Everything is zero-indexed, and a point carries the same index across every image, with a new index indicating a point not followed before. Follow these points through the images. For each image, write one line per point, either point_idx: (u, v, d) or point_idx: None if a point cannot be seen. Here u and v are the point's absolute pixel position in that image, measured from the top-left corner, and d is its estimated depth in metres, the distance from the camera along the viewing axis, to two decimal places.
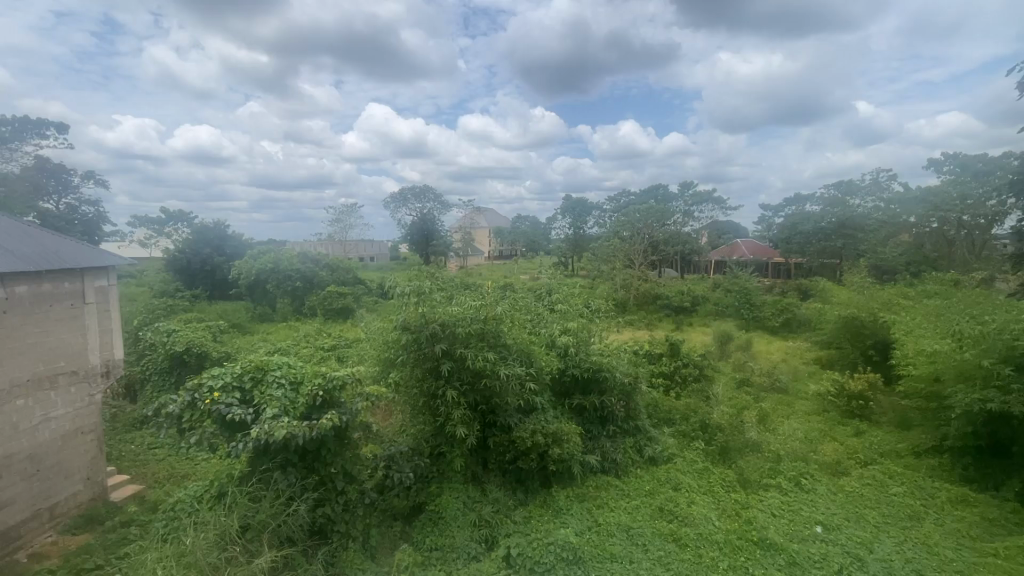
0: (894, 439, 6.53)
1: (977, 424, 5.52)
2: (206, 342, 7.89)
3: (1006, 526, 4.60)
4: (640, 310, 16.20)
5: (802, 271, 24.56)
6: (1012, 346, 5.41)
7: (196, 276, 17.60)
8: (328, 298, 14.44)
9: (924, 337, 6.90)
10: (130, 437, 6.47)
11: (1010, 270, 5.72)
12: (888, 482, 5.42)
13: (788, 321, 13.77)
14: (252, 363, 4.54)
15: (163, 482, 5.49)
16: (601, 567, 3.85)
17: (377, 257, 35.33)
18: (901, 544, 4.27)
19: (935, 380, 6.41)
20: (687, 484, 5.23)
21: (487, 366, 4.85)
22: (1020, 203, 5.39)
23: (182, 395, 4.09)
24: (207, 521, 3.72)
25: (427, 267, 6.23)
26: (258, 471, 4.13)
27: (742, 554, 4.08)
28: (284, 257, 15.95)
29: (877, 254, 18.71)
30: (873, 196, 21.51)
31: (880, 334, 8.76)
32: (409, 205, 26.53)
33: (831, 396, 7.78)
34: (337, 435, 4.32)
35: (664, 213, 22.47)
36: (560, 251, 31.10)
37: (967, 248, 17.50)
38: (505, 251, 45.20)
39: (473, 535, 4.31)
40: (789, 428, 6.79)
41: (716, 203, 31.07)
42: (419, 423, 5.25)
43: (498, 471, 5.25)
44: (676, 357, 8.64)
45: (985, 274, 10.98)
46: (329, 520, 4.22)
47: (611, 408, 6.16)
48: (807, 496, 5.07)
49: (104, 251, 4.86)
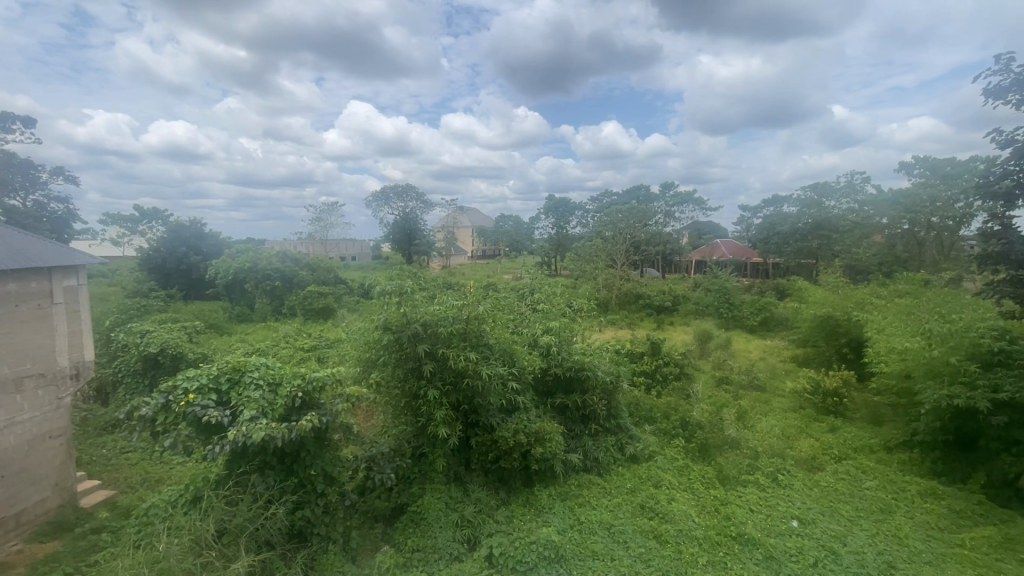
0: (868, 435, 6.69)
1: (945, 419, 5.71)
2: (181, 343, 7.72)
3: (972, 518, 4.76)
4: (622, 310, 16.35)
5: (780, 270, 25.05)
6: (978, 343, 5.63)
7: (171, 275, 17.18)
8: (308, 299, 14.22)
9: (895, 335, 7.10)
10: (102, 441, 6.28)
11: (976, 270, 5.90)
12: (860, 476, 5.56)
13: (765, 320, 14.05)
14: (229, 365, 4.45)
15: (136, 486, 5.34)
16: (584, 565, 3.87)
17: (359, 257, 34.99)
18: (873, 537, 4.38)
19: (906, 377, 6.59)
20: (669, 481, 5.29)
21: (469, 366, 4.83)
22: (986, 205, 5.56)
23: (155, 397, 3.98)
24: (183, 526, 3.64)
25: (410, 266, 6.18)
26: (234, 474, 4.07)
27: (720, 550, 4.15)
28: (262, 256, 15.65)
29: (851, 255, 19.17)
30: (848, 198, 22.10)
31: (854, 333, 8.98)
32: (391, 205, 26.24)
33: (808, 393, 7.93)
34: (317, 437, 4.27)
35: (646, 213, 22.70)
36: (543, 250, 31.19)
37: (937, 249, 17.99)
38: (488, 251, 45.25)
39: (455, 535, 4.29)
40: (766, 426, 6.92)
41: (696, 204, 31.48)
42: (401, 423, 5.21)
43: (481, 470, 5.24)
44: (657, 356, 8.74)
45: (953, 274, 11.34)
46: (308, 522, 4.17)
47: (593, 407, 6.19)
48: (784, 491, 5.18)
49: (74, 250, 4.71)
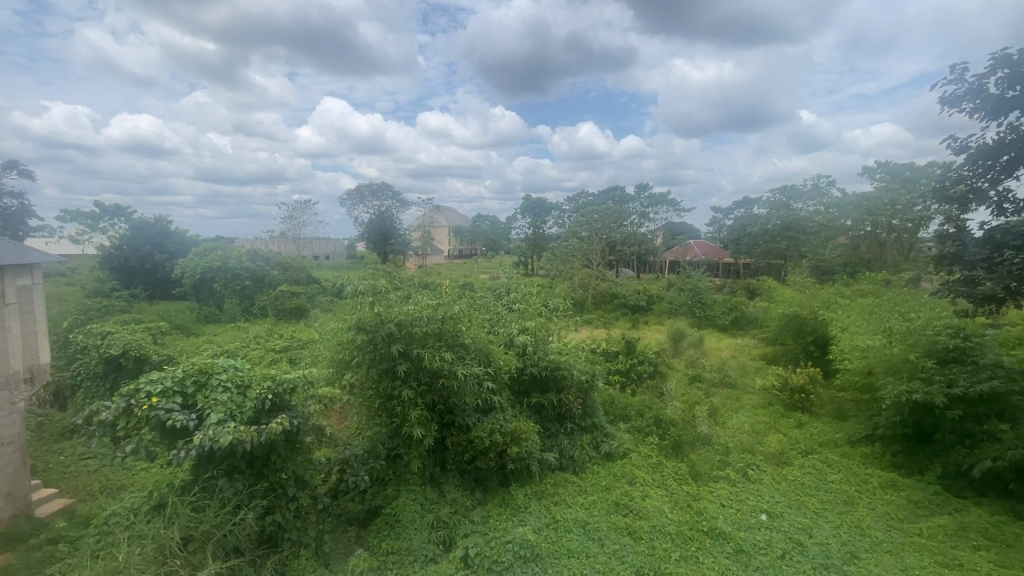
0: (833, 430, 6.91)
1: (903, 414, 5.96)
2: (145, 344, 7.43)
3: (929, 507, 4.97)
4: (598, 309, 16.52)
5: (751, 271, 25.70)
6: (935, 340, 5.94)
7: (134, 274, 16.57)
8: (280, 298, 13.90)
9: (858, 333, 7.37)
10: (59, 447, 6.00)
11: (933, 271, 6.15)
12: (826, 470, 5.74)
13: (737, 319, 14.39)
14: (195, 366, 4.33)
15: (96, 494, 5.11)
16: (559, 563, 3.89)
17: (333, 256, 34.39)
18: (837, 528, 4.54)
19: (868, 374, 6.84)
20: (642, 478, 5.36)
21: (444, 366, 4.79)
22: (943, 209, 5.81)
23: (116, 401, 3.84)
24: (146, 535, 3.52)
25: (384, 266, 6.11)
26: (201, 479, 3.96)
27: (693, 544, 4.23)
28: (232, 255, 15.22)
29: (818, 256, 19.81)
30: (814, 201, 22.88)
31: (820, 331, 9.27)
32: (366, 203, 25.82)
33: (776, 390, 8.14)
34: (288, 440, 4.18)
35: (621, 213, 22.97)
36: (520, 250, 31.26)
37: (897, 249, 18.73)
38: (465, 250, 45.17)
39: (430, 537, 4.25)
40: (736, 422, 7.11)
41: (669, 206, 32.05)
42: (375, 424, 5.14)
43: (457, 471, 5.21)
44: (632, 355, 8.85)
45: (911, 274, 11.82)
46: (279, 527, 4.08)
47: (569, 406, 6.22)
48: (753, 486, 5.31)
49: (28, 248, 4.50)
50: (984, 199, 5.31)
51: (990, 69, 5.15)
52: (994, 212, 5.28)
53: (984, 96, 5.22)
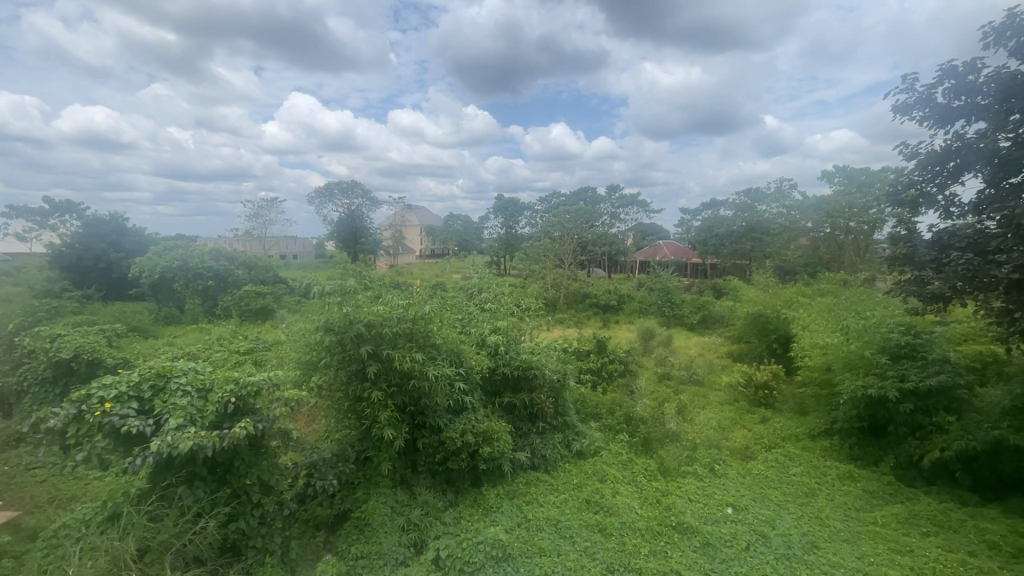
0: (794, 425, 7.16)
1: (860, 408, 6.22)
2: (100, 347, 7.07)
3: (884, 497, 5.20)
4: (570, 309, 16.69)
5: (717, 270, 26.41)
6: (888, 337, 6.25)
7: (87, 274, 15.80)
8: (245, 298, 13.50)
9: (818, 331, 7.66)
10: (3, 457, 5.63)
11: (888, 270, 6.42)
12: (788, 464, 5.94)
13: (704, 317, 14.79)
14: (153, 370, 4.15)
15: (44, 506, 4.80)
16: (531, 563, 3.89)
17: (302, 255, 33.53)
18: (799, 519, 4.69)
19: (826, 370, 7.13)
20: (613, 475, 5.44)
21: (415, 367, 4.73)
22: (897, 212, 6.07)
23: (65, 408, 3.66)
24: (99, 547, 3.37)
25: (353, 265, 5.99)
26: (159, 488, 3.82)
27: (662, 539, 4.31)
28: (194, 254, 14.68)
29: (780, 257, 20.53)
30: (777, 203, 23.65)
31: (782, 329, 9.59)
32: (335, 201, 25.23)
33: (741, 387, 8.38)
34: (252, 444, 4.05)
35: (593, 214, 23.21)
36: (493, 250, 31.22)
37: (854, 250, 19.51)
38: (437, 250, 44.86)
39: (401, 540, 4.19)
40: (703, 418, 7.28)
41: (639, 207, 32.59)
42: (344, 427, 5.04)
43: (428, 472, 5.15)
44: (603, 355, 8.96)
45: (867, 274, 12.34)
46: (243, 534, 3.95)
47: (541, 405, 6.24)
48: (719, 480, 5.46)
49: None
50: (933, 203, 5.57)
51: (938, 79, 5.41)
52: (941, 215, 5.56)
53: (933, 105, 5.48)
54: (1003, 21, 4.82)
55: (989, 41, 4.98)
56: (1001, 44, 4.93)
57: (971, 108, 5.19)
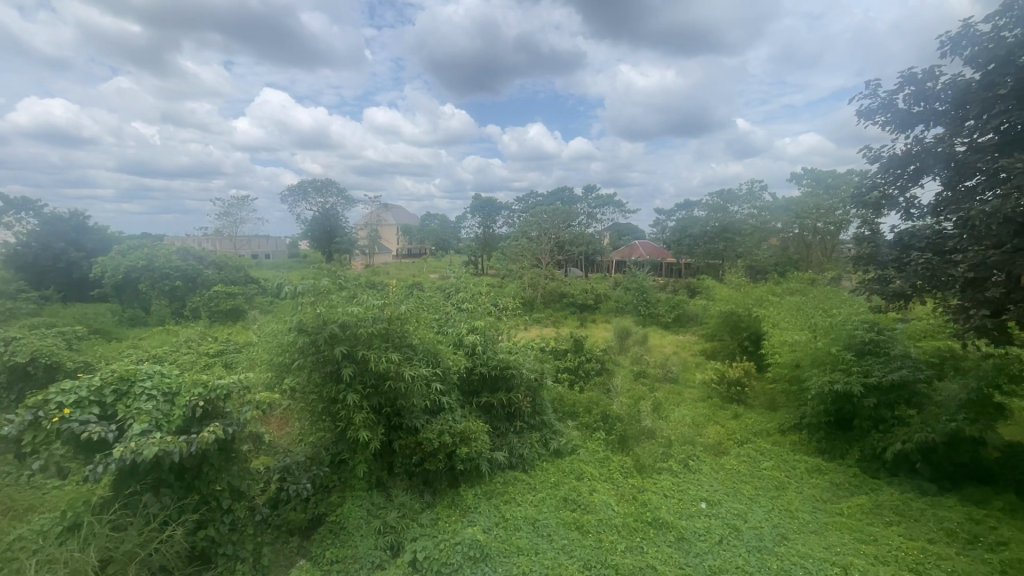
0: (765, 420, 7.35)
1: (827, 403, 6.42)
2: (58, 350, 6.75)
3: (850, 488, 5.38)
4: (547, 308, 16.76)
5: (691, 270, 26.89)
6: (853, 334, 6.48)
7: (45, 275, 15.16)
8: (215, 299, 13.12)
9: (787, 329, 7.89)
10: None
11: (853, 269, 6.62)
12: (759, 458, 6.10)
13: (679, 316, 15.04)
14: (116, 373, 4.00)
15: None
16: (508, 563, 3.88)
17: (274, 254, 32.70)
18: (769, 512, 4.82)
19: (795, 366, 7.34)
20: (591, 473, 5.49)
21: (391, 367, 4.66)
22: (862, 213, 6.28)
23: (21, 414, 3.49)
24: (57, 559, 3.22)
25: (328, 265, 5.88)
26: (122, 495, 3.68)
27: (637, 535, 4.36)
28: (160, 254, 14.21)
29: (752, 256, 21.03)
30: (748, 204, 24.25)
31: (753, 326, 9.84)
32: (309, 200, 24.74)
33: (714, 383, 8.57)
34: (222, 448, 3.94)
35: (570, 214, 23.34)
36: (470, 250, 31.11)
37: (821, 250, 20.16)
38: (414, 249, 44.46)
39: (377, 543, 4.14)
40: (678, 415, 7.41)
41: (616, 207, 32.91)
42: (319, 430, 4.97)
43: (405, 474, 5.10)
44: (580, 354, 9.03)
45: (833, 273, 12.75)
46: (212, 542, 3.84)
47: (519, 405, 6.24)
48: (693, 476, 5.56)
49: None
50: (894, 204, 5.78)
51: (899, 85, 5.61)
52: (902, 216, 5.77)
53: (895, 110, 5.68)
54: (958, 32, 5.04)
55: (946, 50, 5.20)
56: (957, 53, 5.15)
57: (930, 114, 5.42)
